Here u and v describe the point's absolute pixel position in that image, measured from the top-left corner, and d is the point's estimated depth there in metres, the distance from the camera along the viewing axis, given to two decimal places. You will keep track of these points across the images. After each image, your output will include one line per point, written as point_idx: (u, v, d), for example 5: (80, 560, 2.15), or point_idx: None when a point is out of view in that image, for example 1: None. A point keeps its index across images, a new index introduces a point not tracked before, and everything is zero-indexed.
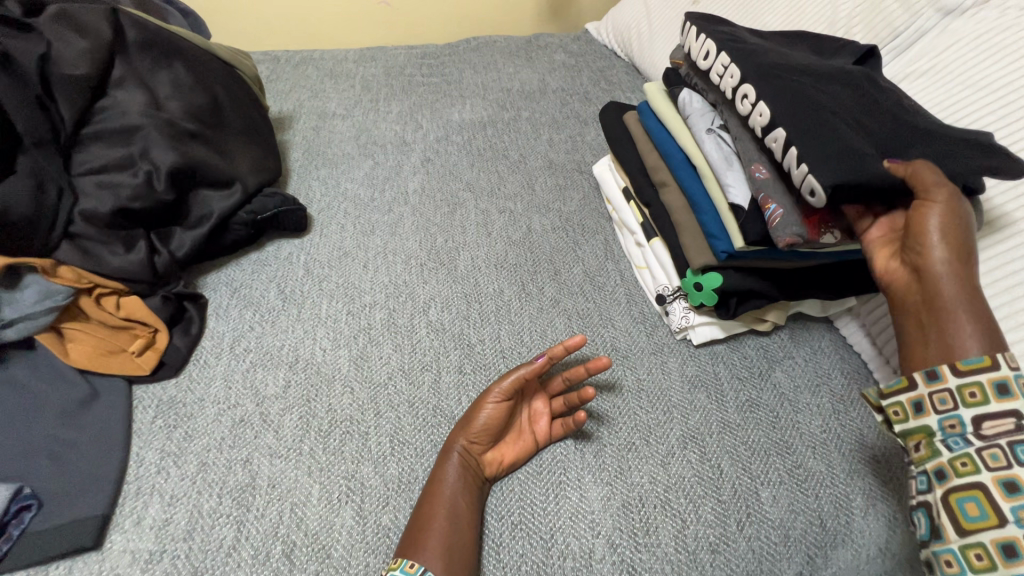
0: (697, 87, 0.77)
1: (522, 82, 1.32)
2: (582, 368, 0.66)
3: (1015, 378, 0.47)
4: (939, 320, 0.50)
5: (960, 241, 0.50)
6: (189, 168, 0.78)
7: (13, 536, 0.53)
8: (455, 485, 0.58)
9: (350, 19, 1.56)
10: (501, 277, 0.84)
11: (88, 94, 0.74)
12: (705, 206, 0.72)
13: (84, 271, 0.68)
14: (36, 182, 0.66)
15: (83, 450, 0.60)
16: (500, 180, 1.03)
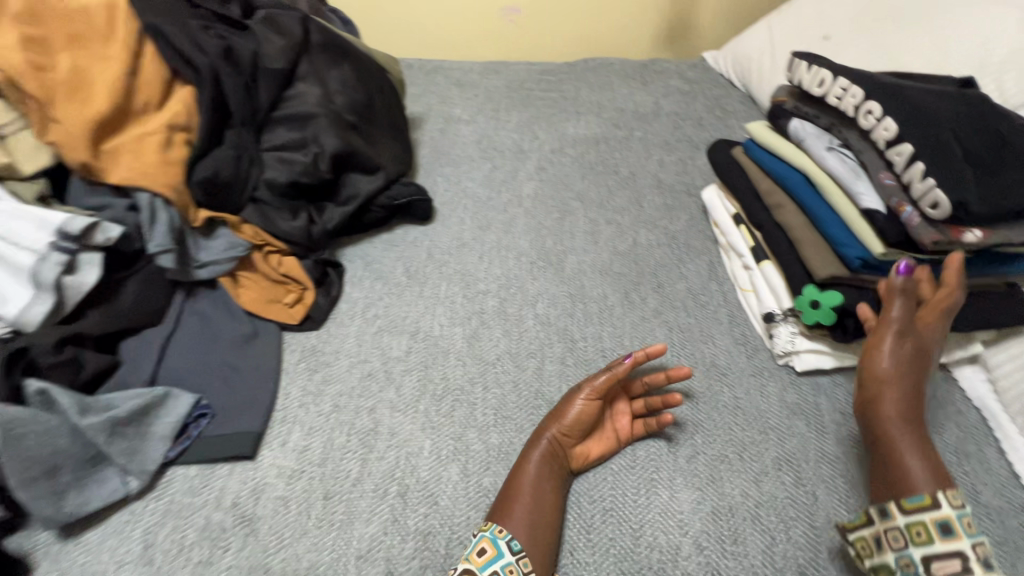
0: (806, 115, 0.78)
1: (636, 104, 1.37)
2: (663, 375, 0.69)
3: (957, 518, 0.50)
4: (893, 468, 0.56)
5: (911, 387, 0.59)
6: (347, 154, 0.89)
7: (193, 435, 0.65)
8: (541, 473, 0.62)
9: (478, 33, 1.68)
10: (606, 282, 0.88)
11: (281, 84, 0.87)
12: (830, 217, 0.73)
13: (261, 231, 0.80)
14: (235, 153, 0.79)
15: (245, 377, 0.71)
16: (610, 194, 1.08)
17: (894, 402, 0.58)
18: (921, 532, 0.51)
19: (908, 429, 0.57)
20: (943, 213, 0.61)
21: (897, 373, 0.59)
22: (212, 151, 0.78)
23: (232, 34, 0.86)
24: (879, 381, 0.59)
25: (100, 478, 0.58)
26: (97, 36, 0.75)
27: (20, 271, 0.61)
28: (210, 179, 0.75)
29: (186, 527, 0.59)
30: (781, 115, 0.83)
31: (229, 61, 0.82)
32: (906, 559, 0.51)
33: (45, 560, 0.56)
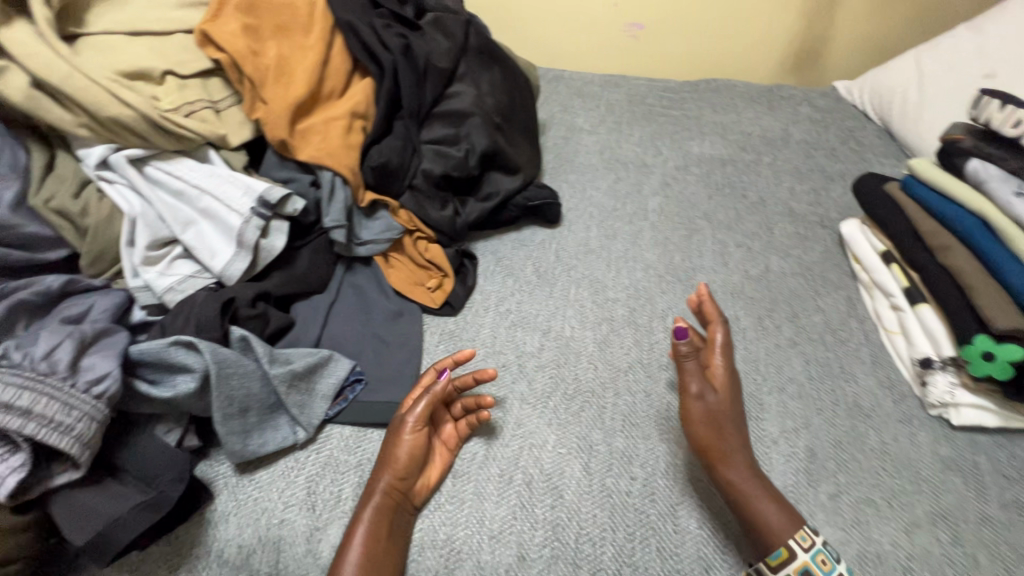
0: (990, 157, 0.75)
1: (764, 129, 1.33)
2: (470, 377, 0.68)
3: (812, 558, 0.57)
4: (752, 516, 0.59)
5: (724, 451, 0.62)
6: (494, 152, 0.93)
7: (349, 398, 0.70)
8: (373, 527, 0.58)
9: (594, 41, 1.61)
10: (738, 305, 0.87)
11: (445, 82, 0.92)
12: (1013, 268, 0.69)
13: (415, 218, 0.85)
14: (402, 142, 0.84)
15: (394, 350, 0.76)
16: (738, 218, 1.06)
17: (722, 452, 0.62)
18: None
19: (751, 476, 0.61)
20: None
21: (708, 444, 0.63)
22: (384, 139, 0.83)
23: (408, 33, 0.92)
24: (721, 446, 0.62)
25: (276, 423, 0.64)
26: (298, 27, 0.83)
27: (228, 231, 0.67)
28: (381, 165, 0.81)
29: (343, 481, 0.63)
30: (956, 154, 0.79)
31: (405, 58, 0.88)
32: None
33: (224, 490, 0.62)
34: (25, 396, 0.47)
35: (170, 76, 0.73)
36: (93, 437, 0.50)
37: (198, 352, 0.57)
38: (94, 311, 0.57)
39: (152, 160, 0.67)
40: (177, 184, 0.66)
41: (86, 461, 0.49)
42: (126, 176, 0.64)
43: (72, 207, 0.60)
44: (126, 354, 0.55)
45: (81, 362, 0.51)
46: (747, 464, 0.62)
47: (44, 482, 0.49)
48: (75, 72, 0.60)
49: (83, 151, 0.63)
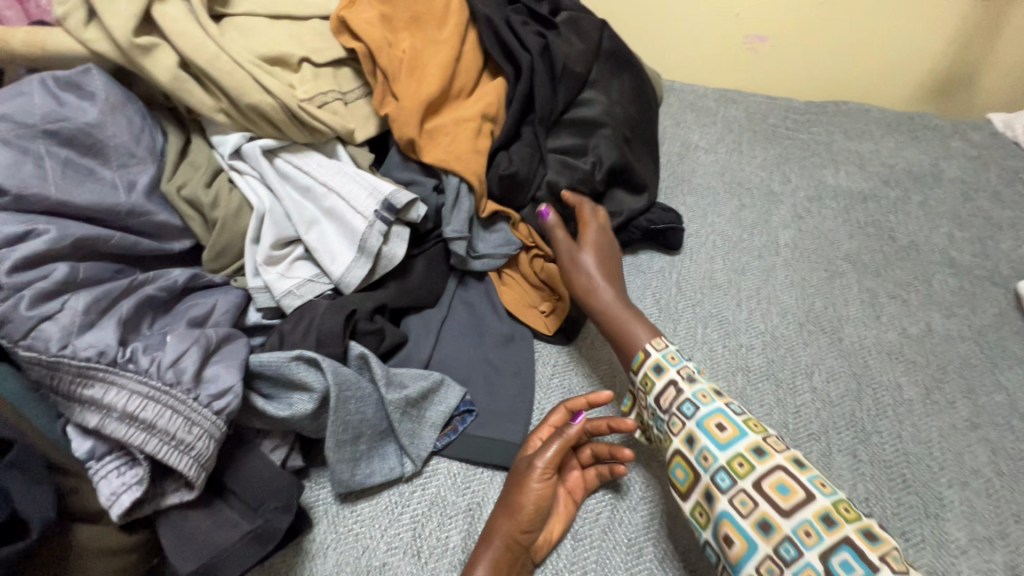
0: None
1: (909, 162, 1.18)
2: (605, 424, 0.60)
3: (810, 481, 0.49)
4: (617, 320, 0.67)
5: (615, 300, 0.69)
6: (622, 169, 0.85)
7: (458, 429, 0.63)
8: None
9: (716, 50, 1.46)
10: (899, 370, 0.74)
11: (578, 88, 0.84)
12: None
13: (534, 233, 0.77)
14: (530, 151, 0.77)
15: (505, 380, 0.68)
16: (887, 263, 0.92)
17: (610, 281, 0.71)
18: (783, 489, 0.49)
19: (620, 301, 0.69)
20: None
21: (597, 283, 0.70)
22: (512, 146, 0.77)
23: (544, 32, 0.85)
24: (600, 290, 0.70)
25: (384, 451, 0.58)
26: (432, 20, 0.78)
27: (351, 235, 0.62)
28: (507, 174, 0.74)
29: (450, 526, 0.57)
30: None
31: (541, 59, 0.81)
32: (799, 527, 0.47)
33: (324, 519, 0.56)
34: (150, 407, 0.43)
35: (305, 64, 0.69)
36: (210, 457, 0.45)
37: (319, 370, 0.52)
38: (217, 313, 0.53)
39: (283, 152, 0.63)
40: (305, 180, 0.62)
41: (201, 483, 0.45)
42: (258, 167, 0.60)
43: (203, 197, 0.56)
44: (246, 364, 0.51)
45: (204, 372, 0.47)
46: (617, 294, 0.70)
47: (156, 499, 0.45)
48: (223, 54, 0.56)
49: (217, 138, 0.60)
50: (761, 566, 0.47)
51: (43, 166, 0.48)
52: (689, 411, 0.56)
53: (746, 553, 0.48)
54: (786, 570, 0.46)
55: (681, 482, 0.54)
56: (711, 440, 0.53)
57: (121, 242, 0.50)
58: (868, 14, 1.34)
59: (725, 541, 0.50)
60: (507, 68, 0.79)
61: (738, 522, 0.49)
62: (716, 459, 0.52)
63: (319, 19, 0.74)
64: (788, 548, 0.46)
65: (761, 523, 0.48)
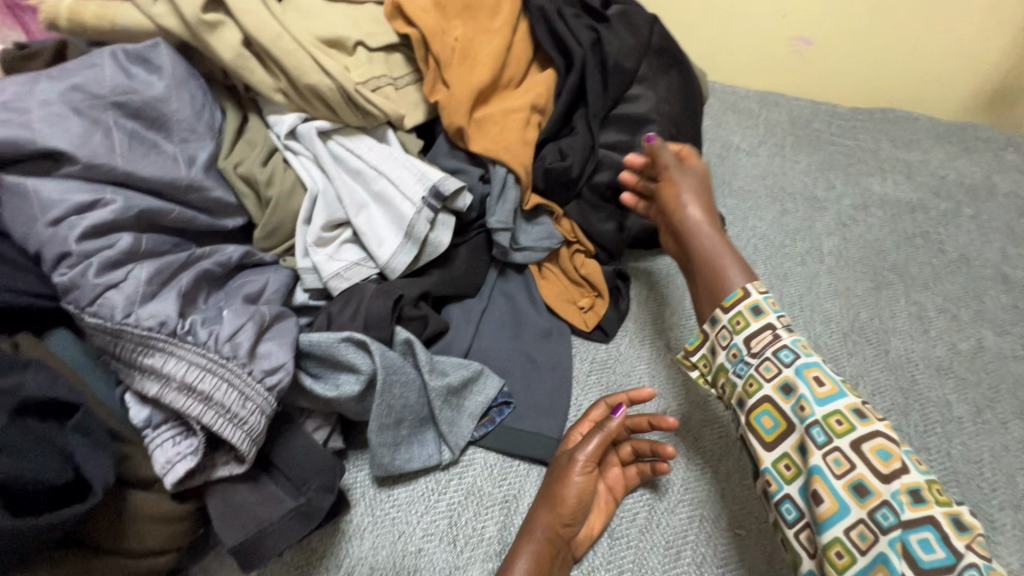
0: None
1: (960, 173, 1.14)
2: (646, 420, 0.62)
3: (927, 486, 0.45)
4: (714, 263, 0.62)
5: (699, 211, 0.67)
6: None
7: (495, 420, 0.62)
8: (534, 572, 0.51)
9: (756, 51, 1.43)
10: (948, 387, 0.72)
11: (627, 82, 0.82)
12: None
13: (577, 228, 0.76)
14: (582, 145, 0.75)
15: (544, 374, 0.68)
16: (936, 276, 0.89)
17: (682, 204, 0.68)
18: (873, 454, 0.47)
19: (703, 215, 0.67)
20: None
21: (701, 219, 0.67)
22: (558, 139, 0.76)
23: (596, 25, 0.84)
24: (693, 210, 0.67)
25: (423, 438, 0.58)
26: (485, 7, 0.77)
27: (399, 220, 0.62)
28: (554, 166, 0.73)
29: (486, 517, 0.56)
30: None
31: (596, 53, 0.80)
32: (875, 487, 0.46)
33: (361, 501, 0.57)
34: (207, 379, 0.43)
35: (360, 48, 0.69)
36: (261, 432, 0.46)
37: (367, 353, 0.53)
38: (269, 290, 0.54)
39: (336, 134, 0.63)
40: (357, 163, 0.62)
41: (251, 458, 0.45)
42: (311, 148, 0.60)
43: (259, 175, 0.57)
44: (296, 343, 0.51)
45: (258, 348, 0.47)
46: (701, 210, 0.67)
47: (207, 470, 0.45)
48: (285, 34, 0.56)
49: (272, 117, 0.60)
50: (851, 530, 0.45)
51: (111, 137, 0.49)
52: (787, 358, 0.53)
53: (836, 514, 0.46)
54: (881, 538, 0.44)
55: (769, 430, 0.52)
56: (809, 391, 0.51)
57: (179, 216, 0.51)
58: (923, 19, 1.29)
59: (814, 498, 0.47)
60: (558, 60, 0.78)
61: (818, 484, 0.47)
62: (813, 412, 0.50)
63: (373, 4, 0.74)
64: (883, 517, 0.45)
65: (858, 486, 0.46)
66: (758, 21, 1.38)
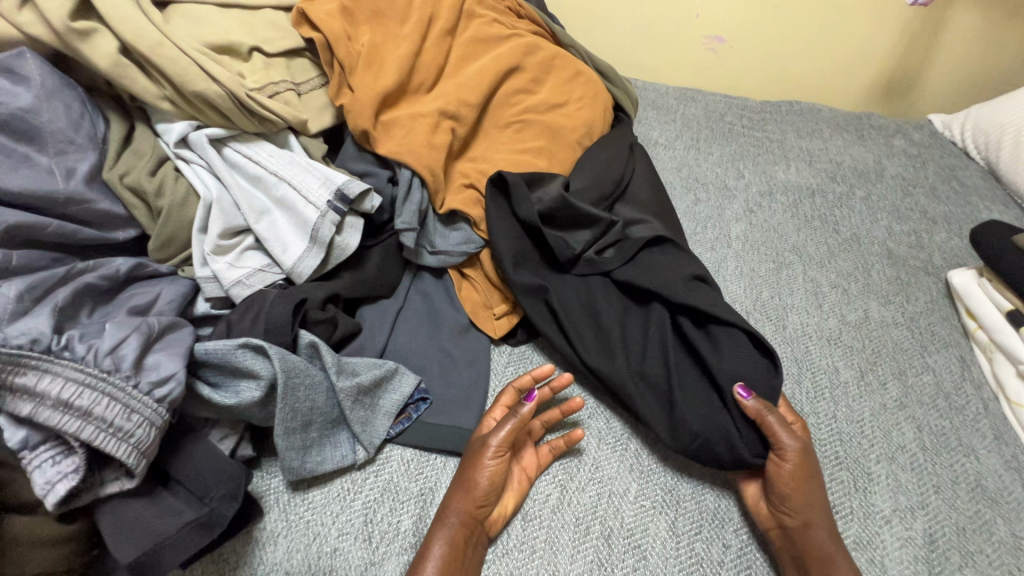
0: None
1: (855, 159, 1.23)
2: (548, 389, 0.65)
3: None
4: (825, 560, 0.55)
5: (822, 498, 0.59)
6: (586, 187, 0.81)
7: (412, 417, 0.63)
8: (449, 557, 0.52)
9: (673, 54, 1.53)
10: (837, 355, 0.78)
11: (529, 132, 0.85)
12: None
13: None
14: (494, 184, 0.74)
15: (461, 368, 0.69)
16: (831, 255, 0.97)
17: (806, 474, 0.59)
18: None
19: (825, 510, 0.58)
20: None
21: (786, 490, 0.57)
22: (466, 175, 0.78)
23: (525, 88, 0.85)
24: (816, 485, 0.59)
25: (335, 440, 0.59)
26: (395, 15, 0.81)
27: (302, 224, 0.62)
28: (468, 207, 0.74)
29: (402, 511, 0.57)
30: None
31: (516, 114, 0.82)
32: None
33: (275, 507, 0.57)
34: (86, 394, 0.42)
35: (256, 53, 0.69)
36: (151, 444, 0.45)
37: (266, 358, 0.52)
38: (161, 301, 0.53)
39: (232, 141, 0.62)
40: (254, 168, 0.61)
41: (141, 471, 0.45)
42: (205, 156, 0.60)
43: (147, 185, 0.56)
44: (191, 352, 0.51)
45: (145, 360, 0.46)
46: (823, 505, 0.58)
47: (94, 489, 0.44)
48: (166, 41, 0.55)
49: (162, 126, 0.59)
50: None
51: None
52: None
53: None
54: None
55: None
56: None
57: (59, 230, 0.50)
58: (819, 19, 1.39)
59: None
60: (467, 72, 0.83)
61: None
62: None
63: (271, 9, 0.74)
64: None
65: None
66: (672, 24, 1.46)
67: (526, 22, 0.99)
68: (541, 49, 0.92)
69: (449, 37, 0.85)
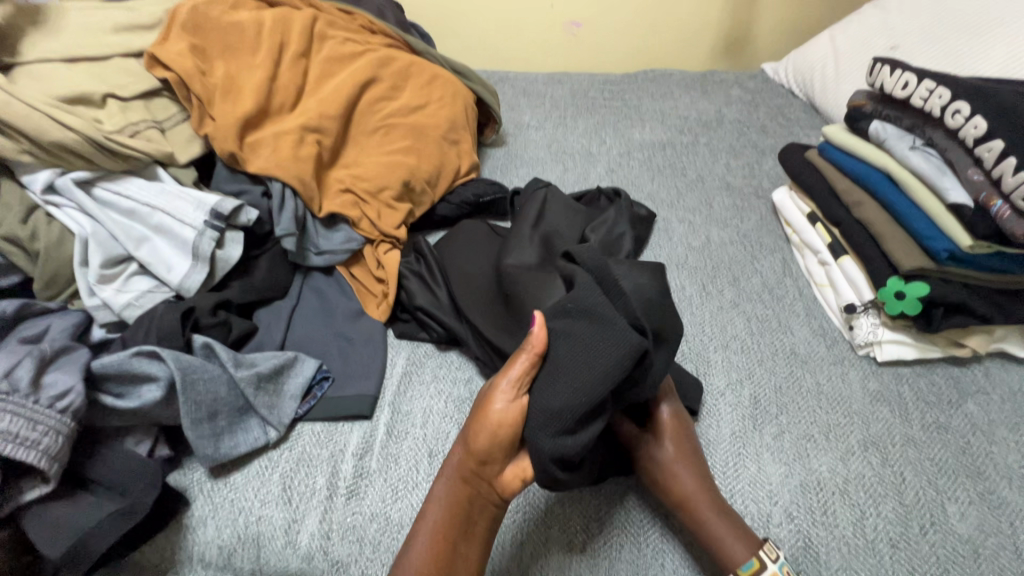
0: (887, 117, 0.81)
1: (699, 111, 1.41)
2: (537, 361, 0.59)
3: None
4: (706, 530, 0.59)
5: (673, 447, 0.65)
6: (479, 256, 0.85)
7: (317, 395, 0.71)
8: (445, 519, 0.58)
9: (538, 41, 1.67)
10: (683, 276, 0.92)
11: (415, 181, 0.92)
12: (914, 213, 0.77)
13: (377, 227, 0.85)
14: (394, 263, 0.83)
15: (358, 347, 0.77)
16: (679, 195, 1.12)
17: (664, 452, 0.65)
18: None
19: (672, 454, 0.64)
20: None
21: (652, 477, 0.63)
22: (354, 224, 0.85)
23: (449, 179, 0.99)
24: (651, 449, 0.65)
25: (246, 425, 0.66)
26: (246, 48, 0.88)
27: (182, 245, 0.69)
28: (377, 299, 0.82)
29: (316, 473, 0.65)
30: (859, 118, 0.85)
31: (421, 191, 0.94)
32: None
33: (199, 495, 0.63)
34: None
35: (110, 99, 0.75)
36: (61, 449, 0.51)
37: (162, 361, 0.60)
38: (52, 331, 0.59)
39: (100, 181, 0.69)
40: (124, 201, 0.68)
41: (54, 474, 0.51)
42: (75, 198, 0.67)
43: (20, 233, 0.63)
44: (88, 369, 0.57)
45: (42, 379, 0.53)
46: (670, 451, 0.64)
47: (15, 496, 0.51)
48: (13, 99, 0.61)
49: (27, 177, 0.66)
50: None
51: None
52: None
53: None
54: None
55: None
56: None
57: None
58: None
59: None
60: (325, 89, 0.91)
61: None
62: None
63: (120, 56, 0.80)
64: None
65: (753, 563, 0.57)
66: (530, 15, 1.60)
67: (380, 36, 1.08)
68: (395, 60, 1.02)
69: (304, 59, 0.93)
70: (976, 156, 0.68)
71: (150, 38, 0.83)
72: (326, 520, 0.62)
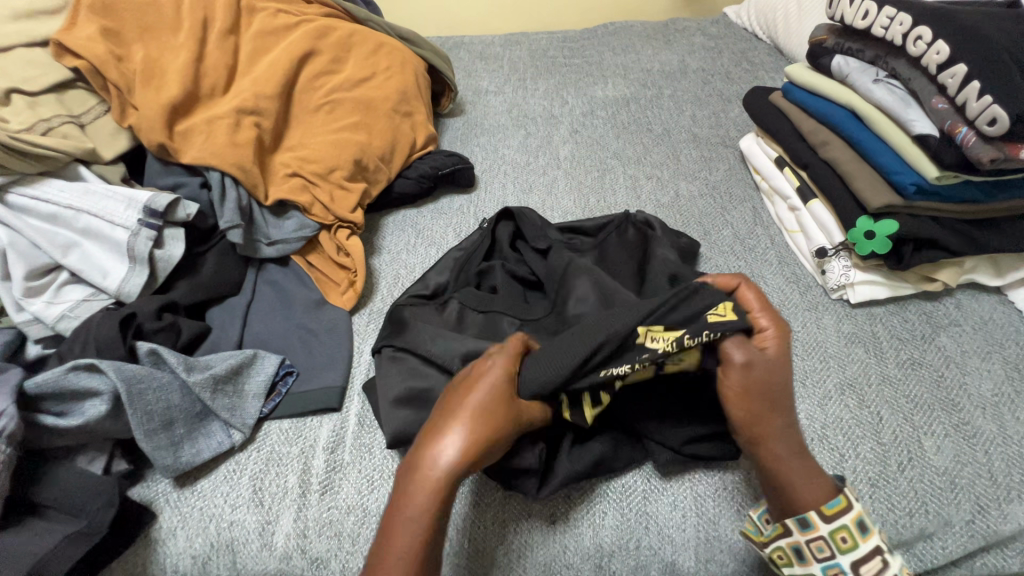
0: (850, 51, 0.78)
1: (662, 63, 1.36)
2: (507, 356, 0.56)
3: None
4: (780, 481, 0.52)
5: (750, 362, 0.53)
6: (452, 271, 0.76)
7: (282, 392, 0.68)
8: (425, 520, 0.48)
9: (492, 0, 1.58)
10: None
11: (367, 158, 0.87)
12: (881, 148, 0.75)
13: (330, 209, 0.81)
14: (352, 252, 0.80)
15: (321, 338, 0.74)
16: (646, 151, 1.08)
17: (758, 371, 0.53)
18: None
19: (756, 374, 0.52)
20: (1000, 130, 0.60)
21: (739, 401, 0.52)
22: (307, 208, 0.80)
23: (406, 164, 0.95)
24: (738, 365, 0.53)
25: (207, 430, 0.63)
26: (165, 27, 0.81)
27: (114, 248, 0.65)
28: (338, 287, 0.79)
29: (287, 472, 0.62)
30: (822, 54, 0.82)
31: (376, 169, 0.89)
32: None
33: (166, 506, 0.60)
34: None
35: (16, 95, 0.68)
36: None
37: (102, 373, 0.57)
38: None
39: (15, 187, 0.66)
40: (41, 206, 0.64)
41: None
42: None
43: None
44: (22, 389, 0.55)
45: None
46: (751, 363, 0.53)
47: None
48: None
49: None
50: None
51: None
52: None
53: None
54: None
55: None
56: None
57: None
58: None
59: None
60: (260, 66, 0.85)
61: None
62: None
63: (22, 47, 0.73)
64: (821, 550, 0.51)
65: (799, 519, 0.51)
66: None
67: (316, 5, 1.00)
68: (334, 30, 0.95)
69: (233, 36, 0.86)
70: (941, 84, 0.65)
71: (55, 23, 0.76)
72: (301, 518, 0.59)
